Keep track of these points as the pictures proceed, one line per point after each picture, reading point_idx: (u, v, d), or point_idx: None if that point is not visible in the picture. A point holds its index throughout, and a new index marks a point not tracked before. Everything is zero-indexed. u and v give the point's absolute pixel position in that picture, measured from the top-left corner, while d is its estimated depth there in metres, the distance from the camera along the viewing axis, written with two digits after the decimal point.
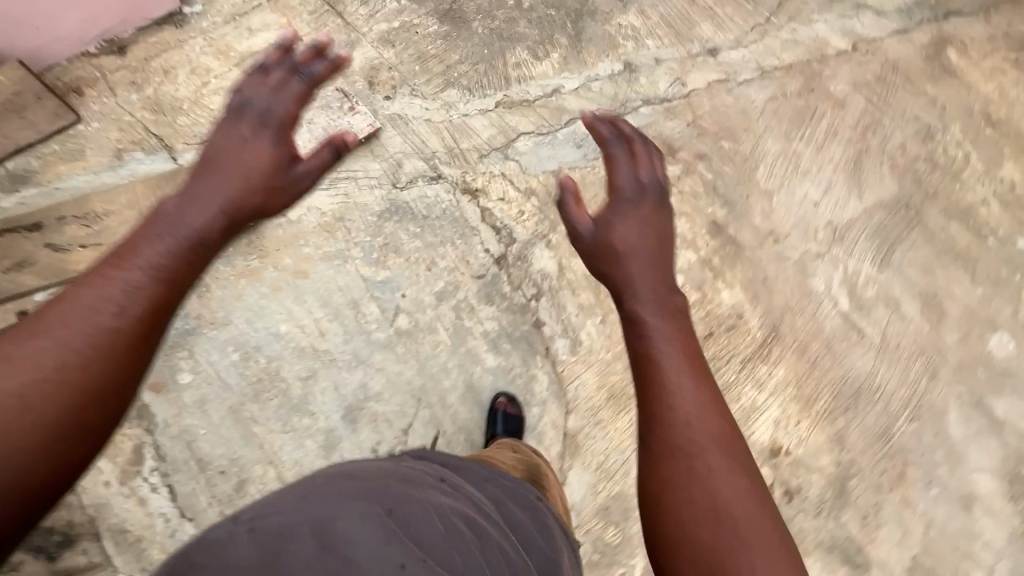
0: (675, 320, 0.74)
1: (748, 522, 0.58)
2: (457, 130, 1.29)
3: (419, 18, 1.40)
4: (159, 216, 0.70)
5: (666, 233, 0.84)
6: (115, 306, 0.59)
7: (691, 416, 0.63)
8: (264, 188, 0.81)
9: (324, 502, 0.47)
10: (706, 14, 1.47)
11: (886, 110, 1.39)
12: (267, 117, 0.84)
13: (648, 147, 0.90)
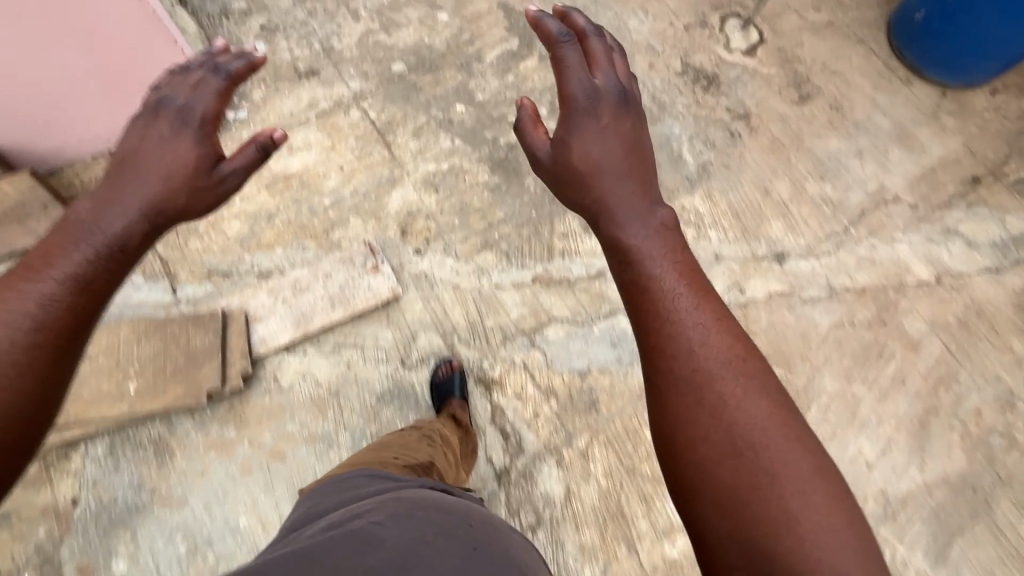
0: (663, 236, 0.70)
1: (772, 448, 0.55)
2: (485, 303, 1.17)
3: (470, 163, 1.31)
4: (74, 222, 0.63)
5: (638, 138, 0.77)
6: (28, 320, 0.54)
7: (691, 341, 0.60)
8: (184, 188, 0.69)
9: (415, 531, 0.53)
10: (779, 210, 1.34)
11: (965, 362, 1.23)
12: (184, 113, 0.71)
13: (605, 48, 0.81)
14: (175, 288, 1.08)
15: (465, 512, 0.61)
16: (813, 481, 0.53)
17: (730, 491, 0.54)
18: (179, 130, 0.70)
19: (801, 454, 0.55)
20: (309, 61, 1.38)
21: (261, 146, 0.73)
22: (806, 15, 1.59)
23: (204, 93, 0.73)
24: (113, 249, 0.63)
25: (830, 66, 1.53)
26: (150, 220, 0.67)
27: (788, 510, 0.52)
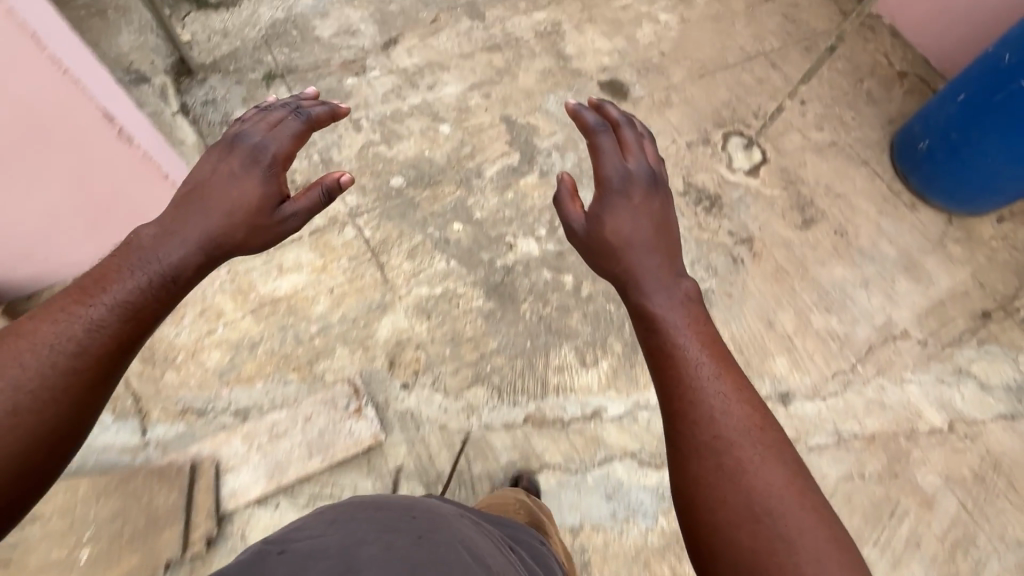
0: (686, 308, 0.80)
1: (788, 515, 0.60)
2: (474, 447, 1.12)
3: (464, 286, 1.27)
4: (133, 248, 0.75)
5: (664, 214, 0.90)
6: (75, 343, 0.64)
7: (714, 410, 0.67)
8: (245, 222, 0.84)
9: (353, 535, 0.56)
10: (783, 345, 1.29)
11: (982, 523, 1.16)
12: (258, 152, 0.88)
13: (637, 137, 0.96)
14: (144, 428, 1.03)
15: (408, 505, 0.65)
16: (828, 549, 0.58)
17: (747, 552, 0.59)
18: (247, 170, 0.87)
19: (815, 518, 0.60)
20: (307, 173, 1.37)
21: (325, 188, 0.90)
22: (809, 134, 1.58)
23: (281, 137, 0.91)
24: (164, 276, 0.75)
25: (835, 189, 1.51)
26: (205, 251, 0.81)
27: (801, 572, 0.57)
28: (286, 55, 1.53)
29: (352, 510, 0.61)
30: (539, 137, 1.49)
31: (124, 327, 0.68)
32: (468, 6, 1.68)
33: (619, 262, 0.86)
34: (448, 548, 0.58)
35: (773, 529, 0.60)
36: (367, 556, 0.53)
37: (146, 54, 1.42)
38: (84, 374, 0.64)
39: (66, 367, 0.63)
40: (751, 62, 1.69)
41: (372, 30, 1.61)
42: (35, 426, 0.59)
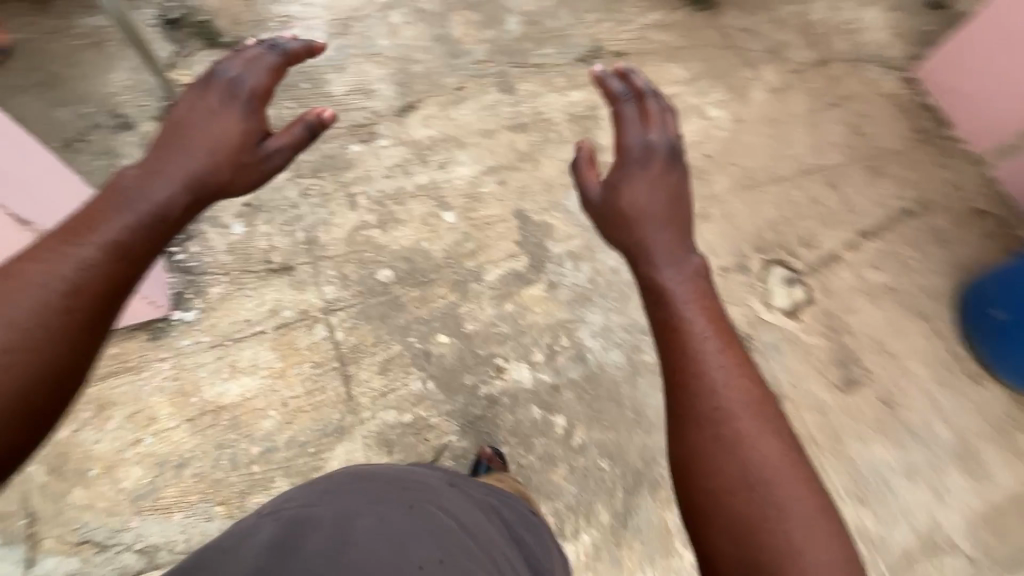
0: (692, 280, 0.83)
1: (779, 485, 0.64)
2: None
3: (438, 417, 1.11)
4: (119, 188, 0.72)
5: (680, 188, 0.94)
6: (63, 282, 0.60)
7: (716, 384, 0.69)
8: (230, 164, 0.82)
9: (348, 504, 0.67)
10: None
11: None
12: (235, 87, 0.85)
13: (661, 108, 0.99)
14: (32, 560, 0.91)
15: (399, 479, 0.77)
16: (815, 518, 0.63)
17: (739, 513, 0.63)
18: (226, 105, 0.84)
19: (807, 496, 0.64)
20: (286, 253, 1.22)
21: (309, 126, 0.90)
22: (862, 274, 1.39)
23: (258, 69, 0.87)
24: (154, 215, 0.72)
25: (885, 344, 1.30)
26: (194, 193, 0.78)
27: (788, 536, 0.62)
28: (291, 111, 1.41)
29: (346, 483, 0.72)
30: (553, 239, 1.32)
31: (117, 267, 0.65)
32: (498, 76, 1.54)
33: (633, 231, 0.91)
34: (432, 517, 0.69)
35: (766, 496, 0.63)
36: (362, 528, 0.63)
37: (137, 94, 1.28)
38: (77, 318, 0.60)
39: (57, 309, 0.59)
40: (806, 177, 1.50)
41: (390, 92, 1.47)
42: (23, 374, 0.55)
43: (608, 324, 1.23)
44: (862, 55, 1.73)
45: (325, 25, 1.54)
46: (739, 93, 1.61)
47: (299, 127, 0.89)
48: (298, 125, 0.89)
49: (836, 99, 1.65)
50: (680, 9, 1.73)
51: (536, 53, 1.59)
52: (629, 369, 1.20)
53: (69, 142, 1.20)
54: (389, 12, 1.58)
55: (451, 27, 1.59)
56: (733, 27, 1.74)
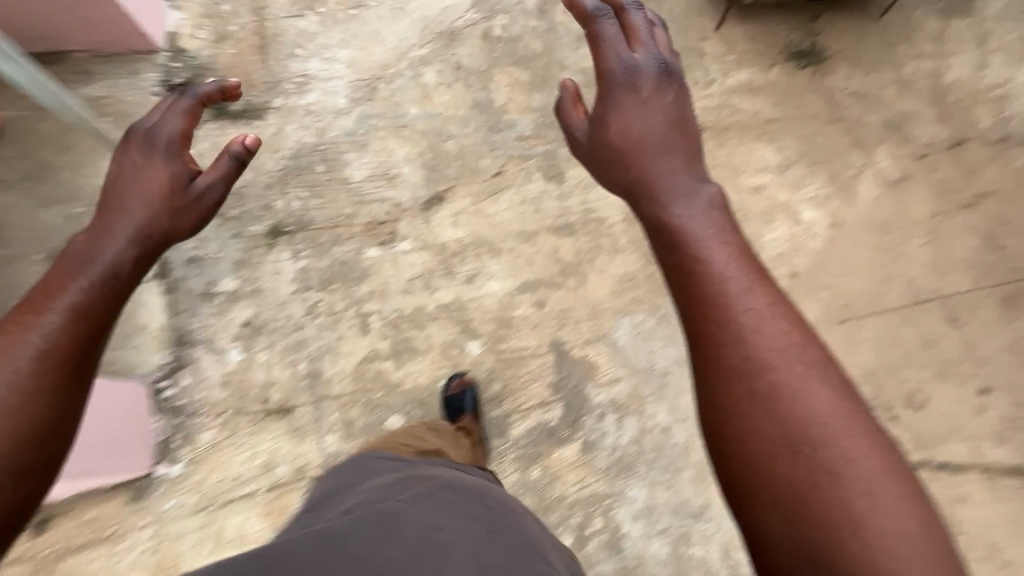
0: (710, 213, 0.62)
1: (838, 442, 0.47)
2: None
3: None
4: (68, 258, 0.60)
5: (681, 108, 0.73)
6: (32, 347, 0.51)
7: (745, 327, 0.51)
8: (161, 210, 0.68)
9: (433, 515, 0.56)
10: None
11: None
12: (150, 135, 0.72)
13: (647, 22, 0.77)
14: None
15: (478, 491, 0.66)
16: (881, 471, 0.46)
17: (782, 473, 0.47)
18: (150, 155, 0.72)
19: (874, 448, 0.47)
20: (286, 389, 1.07)
21: (235, 157, 0.76)
22: (982, 449, 1.12)
23: (175, 115, 0.76)
24: (105, 276, 0.59)
25: (1003, 551, 1.07)
26: (141, 248, 0.65)
27: (849, 501, 0.45)
28: (301, 202, 1.21)
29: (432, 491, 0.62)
30: (594, 384, 1.11)
31: (78, 329, 0.54)
32: (545, 156, 1.29)
33: (626, 168, 0.70)
34: (515, 547, 0.57)
35: (816, 461, 0.47)
36: (447, 547, 0.52)
37: None
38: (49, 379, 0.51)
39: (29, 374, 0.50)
40: (921, 308, 1.21)
41: (416, 178, 1.26)
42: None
43: (652, 503, 1.05)
44: (1010, 134, 1.37)
45: (349, 87, 1.33)
46: (843, 186, 1.30)
47: (226, 159, 0.76)
48: (224, 158, 0.75)
49: (969, 198, 1.31)
50: (775, 67, 1.42)
51: None
52: (671, 565, 1.03)
53: (54, 252, 1.07)
54: (422, 70, 1.36)
55: (494, 91, 1.35)
56: (842, 91, 1.40)
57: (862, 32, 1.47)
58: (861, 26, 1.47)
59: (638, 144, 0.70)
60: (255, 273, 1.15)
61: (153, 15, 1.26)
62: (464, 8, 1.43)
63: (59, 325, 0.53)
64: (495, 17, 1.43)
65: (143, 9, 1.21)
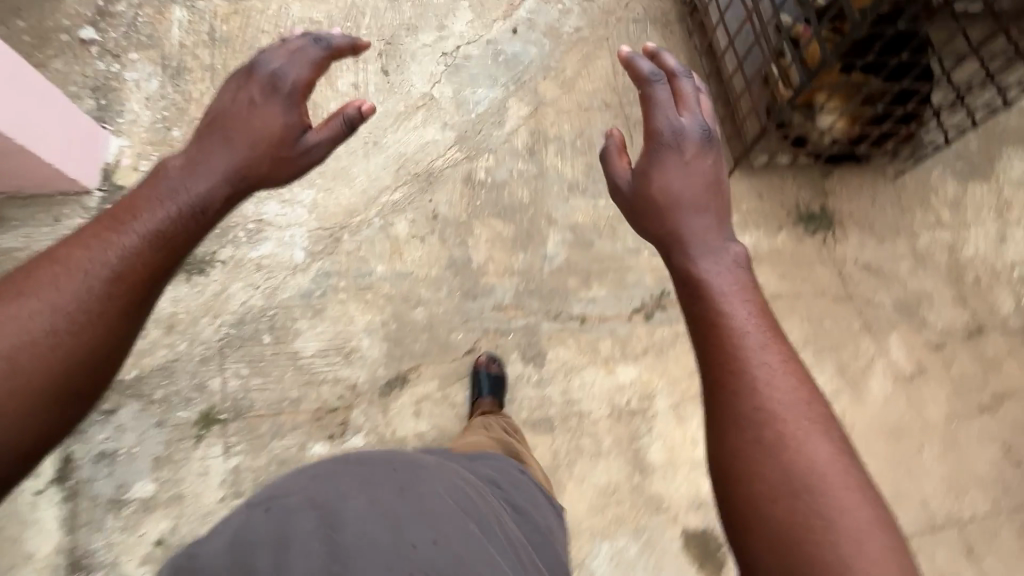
0: (732, 271, 0.69)
1: (845, 507, 0.52)
2: None
3: None
4: (161, 178, 0.71)
5: (718, 175, 0.78)
6: (108, 269, 0.60)
7: (757, 379, 0.58)
8: (267, 158, 0.77)
9: (335, 487, 0.55)
10: None
11: None
12: (277, 78, 0.79)
13: (695, 90, 0.81)
14: None
15: (388, 455, 0.64)
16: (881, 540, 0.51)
17: (785, 531, 0.52)
18: (268, 99, 0.78)
19: (870, 510, 0.52)
20: None
21: (347, 121, 0.81)
22: None
23: (302, 62, 0.81)
24: (195, 207, 0.70)
25: None
26: (232, 186, 0.75)
27: (850, 571, 0.49)
28: (240, 381, 1.05)
29: (336, 466, 0.60)
30: None
31: (152, 253, 0.63)
32: (525, 332, 1.15)
33: (658, 218, 0.76)
34: (430, 499, 0.57)
35: (818, 523, 0.51)
36: (354, 514, 0.52)
37: None
38: (115, 303, 0.59)
39: (99, 295, 0.58)
40: (933, 536, 1.10)
41: (376, 353, 1.10)
42: (48, 374, 0.54)
43: None
44: None
45: (309, 236, 1.18)
46: (851, 381, 1.18)
47: (340, 120, 0.81)
48: (338, 117, 0.81)
49: (989, 399, 1.19)
50: (782, 231, 1.30)
51: (580, 296, 1.19)
52: None
53: None
54: (393, 218, 1.21)
55: (472, 247, 1.21)
56: (854, 264, 1.29)
57: (875, 192, 1.35)
58: (875, 185, 1.36)
59: (672, 202, 0.75)
60: (176, 475, 0.98)
61: (90, 159, 1.12)
62: (445, 145, 1.30)
63: (139, 252, 0.62)
64: (478, 156, 1.30)
65: (72, 158, 1.07)
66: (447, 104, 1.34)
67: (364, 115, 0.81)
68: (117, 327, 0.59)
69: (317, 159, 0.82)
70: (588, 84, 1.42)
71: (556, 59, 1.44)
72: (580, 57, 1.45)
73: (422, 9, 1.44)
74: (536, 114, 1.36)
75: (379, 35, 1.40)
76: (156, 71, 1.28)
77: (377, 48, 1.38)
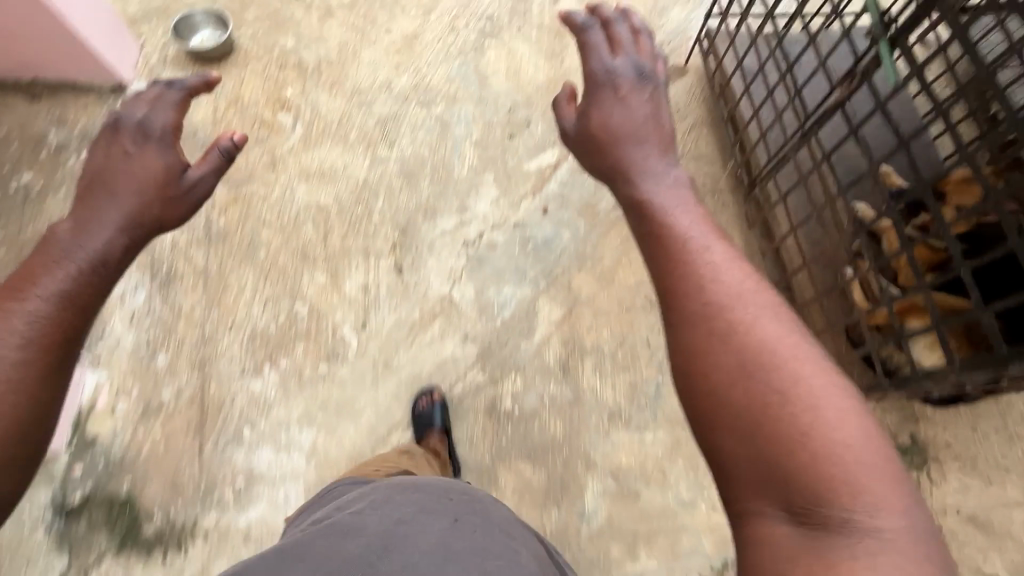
0: (676, 193, 0.67)
1: (798, 374, 0.49)
2: None
3: None
4: (47, 242, 0.59)
5: (656, 106, 0.77)
6: (18, 334, 0.51)
7: (703, 275, 0.55)
8: (156, 198, 0.67)
9: (388, 518, 0.62)
10: None
11: None
12: (146, 126, 0.69)
13: (630, 32, 0.81)
14: None
15: (443, 487, 0.70)
16: (847, 408, 0.48)
17: (746, 410, 0.48)
18: (142, 145, 0.69)
19: (835, 387, 0.49)
20: None
21: (225, 153, 0.73)
22: None
23: (163, 108, 0.72)
24: (96, 261, 0.60)
25: None
26: (136, 234, 0.65)
27: (811, 425, 0.47)
28: None
29: (386, 498, 0.66)
30: None
31: (63, 316, 0.54)
32: None
33: (605, 156, 0.74)
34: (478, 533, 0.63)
35: (767, 387, 0.49)
36: (402, 537, 0.60)
37: None
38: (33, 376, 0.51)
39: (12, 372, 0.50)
40: None
41: None
42: None
43: None
44: None
45: (305, 494, 1.02)
46: None
47: (217, 153, 0.73)
48: (213, 150, 0.73)
49: None
50: None
51: (624, 570, 1.00)
52: None
53: None
54: None
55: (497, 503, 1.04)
56: (954, 517, 1.08)
57: (976, 416, 1.13)
58: (976, 407, 1.14)
59: (613, 136, 0.74)
60: None
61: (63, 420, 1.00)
62: (466, 363, 1.13)
63: (47, 316, 0.53)
64: (504, 377, 1.12)
65: None
66: (467, 309, 1.18)
67: (243, 139, 0.73)
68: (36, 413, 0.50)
69: (206, 195, 0.71)
70: (629, 275, 1.24)
71: (592, 243, 1.26)
72: (619, 241, 1.27)
73: (441, 187, 1.30)
74: (570, 318, 1.19)
75: (392, 222, 1.25)
76: (144, 280, 1.14)
77: (390, 238, 1.23)
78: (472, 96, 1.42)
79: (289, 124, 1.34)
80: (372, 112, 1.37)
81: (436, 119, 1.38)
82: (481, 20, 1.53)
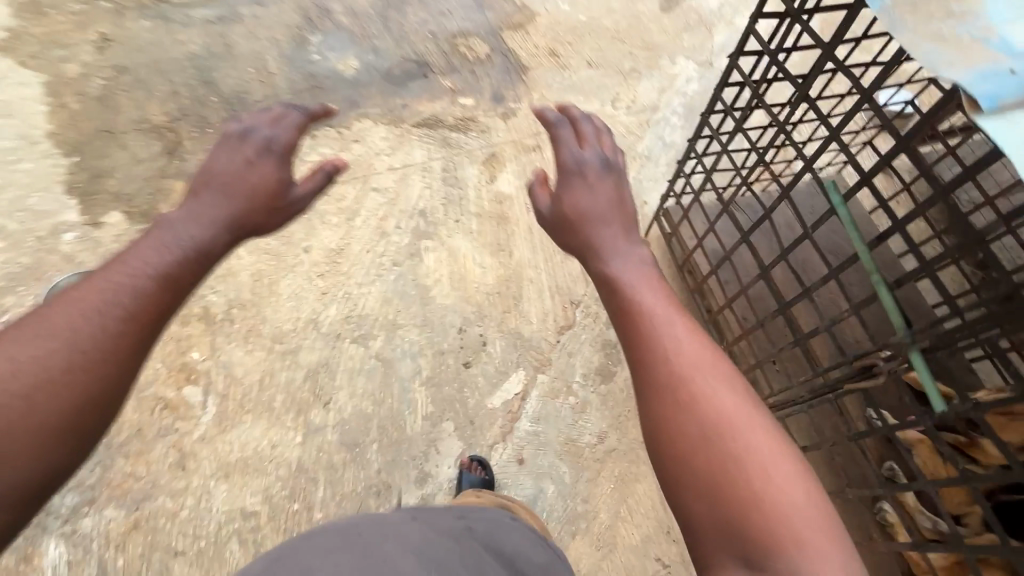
0: (641, 266, 0.68)
1: (749, 437, 0.51)
2: None
3: None
4: (162, 228, 0.62)
5: (623, 195, 0.75)
6: (118, 310, 0.52)
7: (666, 347, 0.57)
8: (261, 209, 0.69)
9: (297, 561, 0.57)
10: None
11: None
12: (271, 141, 0.71)
13: (596, 126, 0.78)
14: None
15: (359, 521, 0.66)
16: (795, 476, 0.49)
17: (705, 480, 0.50)
18: (261, 156, 0.70)
19: (784, 450, 0.51)
20: None
21: (329, 173, 0.76)
22: None
23: (285, 126, 0.73)
24: (195, 256, 0.62)
25: None
26: (233, 240, 0.67)
27: (765, 493, 0.49)
28: None
29: (311, 542, 0.62)
30: None
31: (159, 300, 0.56)
32: None
33: (573, 231, 0.73)
34: (393, 556, 0.58)
35: (723, 452, 0.51)
36: None
37: None
38: (120, 350, 0.51)
39: (106, 338, 0.50)
40: None
41: None
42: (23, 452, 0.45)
43: None
44: None
45: None
46: None
47: (323, 174, 0.75)
48: (320, 172, 0.75)
49: None
50: None
51: None
52: None
53: None
54: None
55: None
56: None
57: None
58: None
59: (580, 214, 0.73)
60: None
61: None
62: None
63: (142, 294, 0.54)
64: None
65: None
66: None
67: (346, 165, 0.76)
68: (113, 377, 0.50)
69: (302, 211, 0.74)
70: (631, 531, 1.05)
71: (582, 497, 1.07)
72: (613, 485, 1.08)
73: (393, 453, 1.09)
74: None
75: (340, 516, 1.03)
76: None
77: None
78: (416, 319, 1.23)
79: (199, 400, 1.11)
80: (299, 362, 1.16)
81: (377, 358, 1.18)
82: (413, 217, 1.36)
